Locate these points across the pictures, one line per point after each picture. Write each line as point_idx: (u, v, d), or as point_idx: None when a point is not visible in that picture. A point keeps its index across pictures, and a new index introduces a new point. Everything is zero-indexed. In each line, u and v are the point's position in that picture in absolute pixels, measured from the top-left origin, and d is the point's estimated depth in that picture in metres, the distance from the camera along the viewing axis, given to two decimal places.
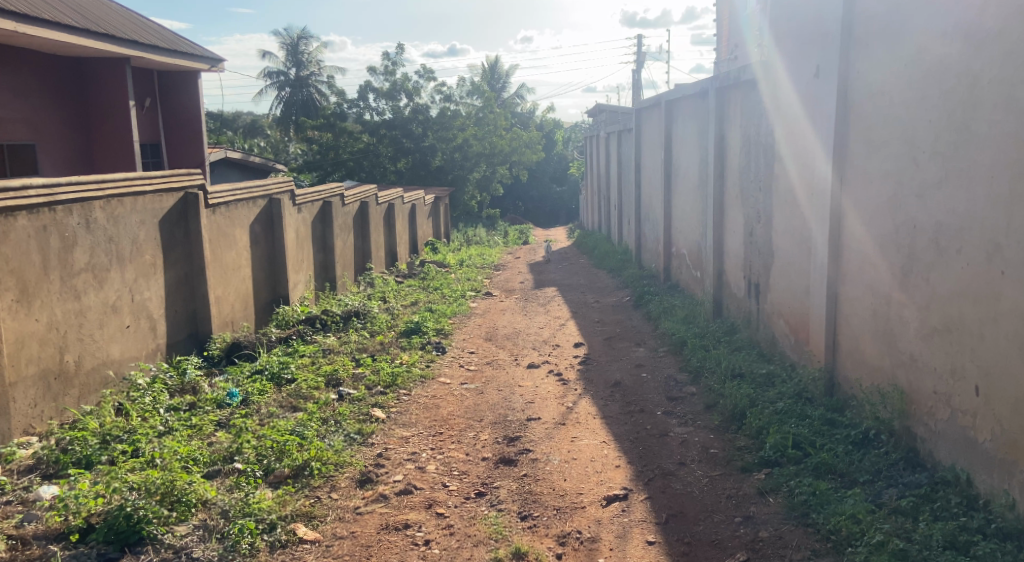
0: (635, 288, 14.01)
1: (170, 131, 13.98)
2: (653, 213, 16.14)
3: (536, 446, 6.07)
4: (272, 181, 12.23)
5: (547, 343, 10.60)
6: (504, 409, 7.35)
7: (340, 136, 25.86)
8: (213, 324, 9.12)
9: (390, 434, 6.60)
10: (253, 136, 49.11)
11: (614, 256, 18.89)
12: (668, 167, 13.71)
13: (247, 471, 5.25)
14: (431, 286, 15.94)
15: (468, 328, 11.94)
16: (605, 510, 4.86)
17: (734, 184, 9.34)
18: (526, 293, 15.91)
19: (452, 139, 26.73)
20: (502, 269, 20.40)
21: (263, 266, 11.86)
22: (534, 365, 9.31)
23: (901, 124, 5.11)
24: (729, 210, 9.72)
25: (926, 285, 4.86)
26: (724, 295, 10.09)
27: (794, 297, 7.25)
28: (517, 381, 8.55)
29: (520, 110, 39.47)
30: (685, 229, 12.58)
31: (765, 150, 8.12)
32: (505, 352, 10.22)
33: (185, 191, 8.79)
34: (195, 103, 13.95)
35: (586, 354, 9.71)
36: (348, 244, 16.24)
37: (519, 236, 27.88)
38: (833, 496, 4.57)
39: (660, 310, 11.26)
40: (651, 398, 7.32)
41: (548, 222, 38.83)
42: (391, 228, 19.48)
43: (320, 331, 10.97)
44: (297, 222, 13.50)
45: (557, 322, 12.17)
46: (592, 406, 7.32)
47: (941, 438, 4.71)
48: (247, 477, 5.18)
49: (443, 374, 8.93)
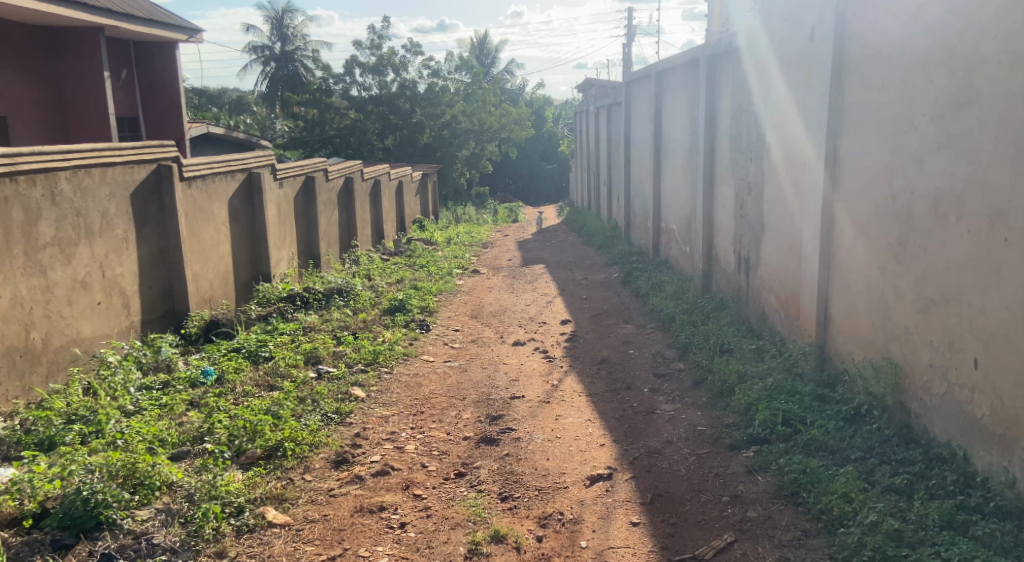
0: (624, 265, 13.80)
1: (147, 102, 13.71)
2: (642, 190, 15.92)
3: (520, 425, 5.87)
4: (250, 155, 12.11)
5: (533, 321, 10.39)
6: (488, 387, 7.16)
7: (326, 112, 25.33)
8: (190, 301, 8.91)
9: (368, 414, 6.41)
10: (239, 114, 48.70)
11: (603, 234, 18.69)
12: (658, 142, 13.50)
13: (216, 452, 5.06)
14: (418, 264, 15.70)
15: (453, 305, 11.73)
16: (588, 490, 4.68)
17: (725, 157, 9.10)
18: (514, 270, 15.68)
19: (440, 116, 26.39)
20: (491, 247, 20.16)
21: (241, 241, 11.68)
22: (519, 343, 9.12)
23: (901, 85, 4.90)
24: (719, 183, 9.49)
25: (924, 255, 4.67)
26: (714, 272, 9.88)
27: (784, 271, 7.05)
28: (502, 359, 8.38)
29: (509, 87, 39.11)
30: (674, 203, 12.36)
31: (757, 119, 7.89)
32: (490, 330, 10.03)
33: (157, 163, 8.58)
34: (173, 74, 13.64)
35: (572, 331, 9.54)
36: (333, 222, 15.98)
37: (509, 214, 27.64)
38: (824, 474, 4.39)
39: (650, 287, 11.07)
40: (638, 376, 7.19)
41: (538, 200, 38.57)
42: (377, 205, 19.22)
43: (301, 308, 10.75)
44: (277, 198, 13.26)
45: (544, 299, 12.00)
46: (578, 383, 7.17)
47: (937, 413, 4.54)
48: (216, 458, 4.98)
49: (426, 352, 8.73)
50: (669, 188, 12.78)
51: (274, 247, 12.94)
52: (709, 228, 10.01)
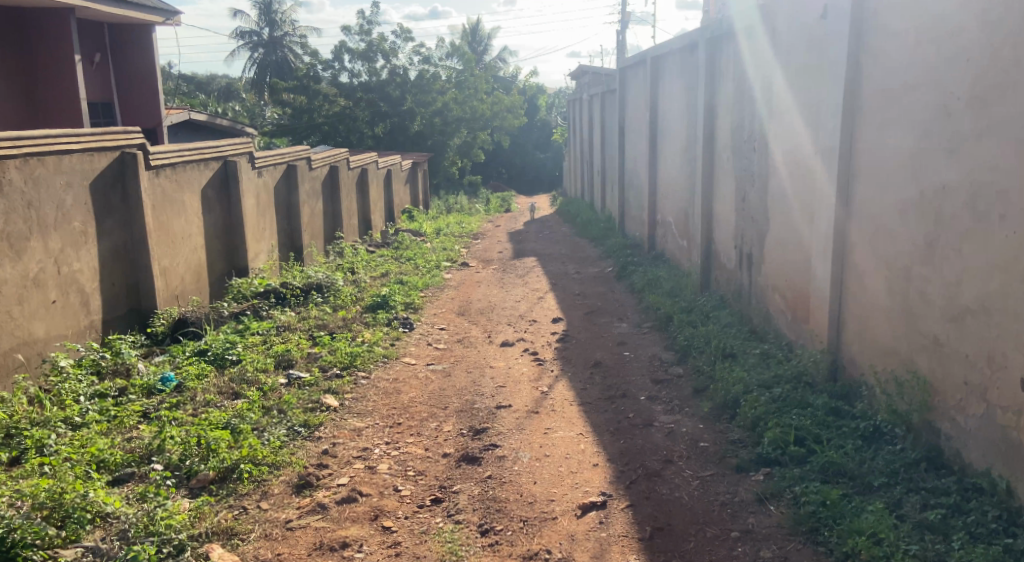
0: (619, 259, 13.27)
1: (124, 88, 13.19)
2: (637, 180, 15.37)
3: (504, 441, 5.33)
4: (227, 144, 11.62)
5: (523, 318, 9.87)
6: (472, 395, 6.63)
7: (314, 99, 24.82)
8: (158, 298, 8.37)
9: (341, 427, 5.89)
10: (228, 101, 47.89)
11: (597, 225, 18.15)
12: (654, 130, 12.95)
13: (158, 479, 4.60)
14: (404, 256, 15.15)
15: (440, 301, 11.19)
16: (579, 521, 4.17)
17: (726, 146, 8.56)
18: (505, 263, 15.15)
19: (431, 104, 25.74)
20: (482, 238, 19.63)
21: (215, 233, 11.20)
22: (507, 343, 8.59)
23: (930, 66, 4.37)
24: (719, 174, 8.96)
25: (957, 257, 4.16)
26: (714, 268, 9.36)
27: (790, 270, 6.54)
28: (489, 361, 7.84)
29: (501, 75, 38.47)
30: (671, 195, 11.82)
31: (761, 106, 7.35)
32: (478, 329, 9.50)
33: (122, 151, 8.04)
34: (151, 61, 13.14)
35: (564, 330, 9.02)
36: (317, 212, 15.42)
37: (501, 204, 27.06)
38: (848, 508, 3.88)
39: (645, 282, 10.55)
40: (634, 383, 6.69)
41: (531, 190, 38.01)
42: (364, 194, 18.64)
43: (277, 305, 10.21)
44: (256, 187, 12.70)
45: (535, 295, 11.47)
46: (569, 390, 6.65)
47: (973, 437, 4.03)
48: (157, 485, 4.53)
49: (408, 354, 8.20)
50: (665, 178, 12.23)
51: (252, 239, 12.38)
52: (708, 221, 9.47)
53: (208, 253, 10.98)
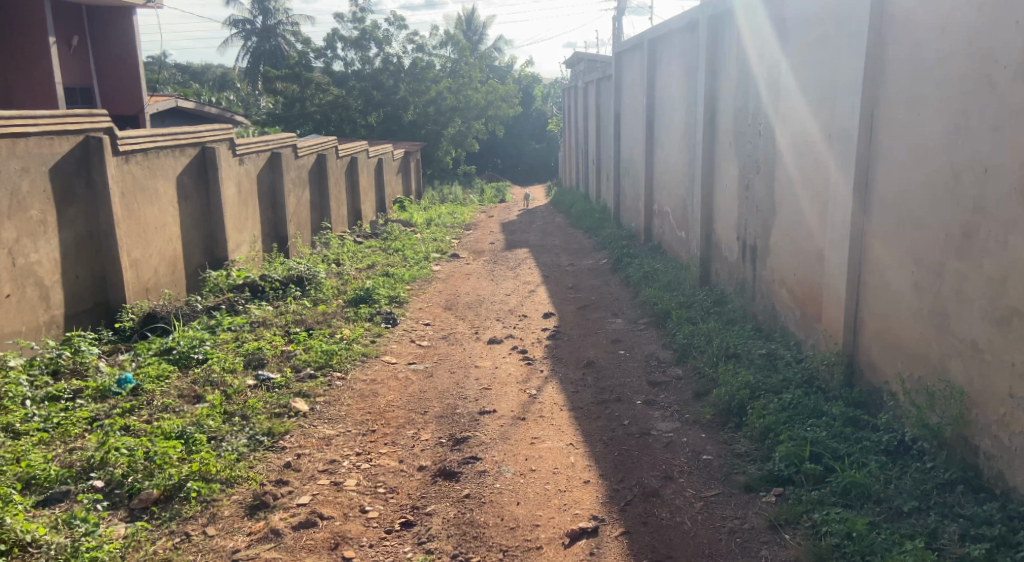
0: (614, 251, 12.74)
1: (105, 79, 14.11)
2: (633, 169, 14.84)
3: (485, 452, 4.82)
4: (205, 129, 11.09)
5: (512, 313, 9.36)
6: (453, 398, 6.11)
7: (306, 88, 24.30)
8: (126, 291, 7.84)
9: (309, 435, 5.37)
10: (223, 91, 47.24)
11: (592, 215, 17.60)
12: (651, 116, 12.39)
13: (88, 502, 4.07)
14: (392, 248, 14.61)
15: (426, 295, 10.67)
16: (567, 552, 3.69)
17: (728, 131, 8.02)
18: (496, 255, 14.62)
19: (425, 92, 25.11)
20: (474, 229, 19.09)
21: (193, 223, 10.69)
22: (494, 340, 8.08)
23: (971, 33, 3.86)
24: (719, 161, 8.42)
25: (1003, 251, 3.67)
26: (714, 261, 8.84)
27: (798, 264, 6.02)
28: (474, 361, 7.32)
29: (497, 63, 37.86)
30: (669, 183, 11.29)
31: (766, 85, 6.81)
32: (465, 325, 8.99)
33: (86, 134, 7.55)
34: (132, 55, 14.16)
35: (555, 327, 8.51)
36: (303, 201, 14.87)
37: (496, 194, 26.49)
38: (878, 542, 3.41)
39: (642, 275, 10.04)
40: (630, 385, 6.19)
41: (526, 181, 37.43)
42: (354, 184, 18.09)
43: (254, 299, 9.67)
44: (237, 175, 12.17)
45: (526, 288, 10.95)
46: (560, 393, 6.15)
47: (1020, 457, 3.54)
48: (88, 510, 4.02)
49: (388, 352, 7.68)
50: (663, 167, 11.69)
51: (233, 229, 11.86)
52: (707, 211, 8.93)
53: (185, 244, 10.46)
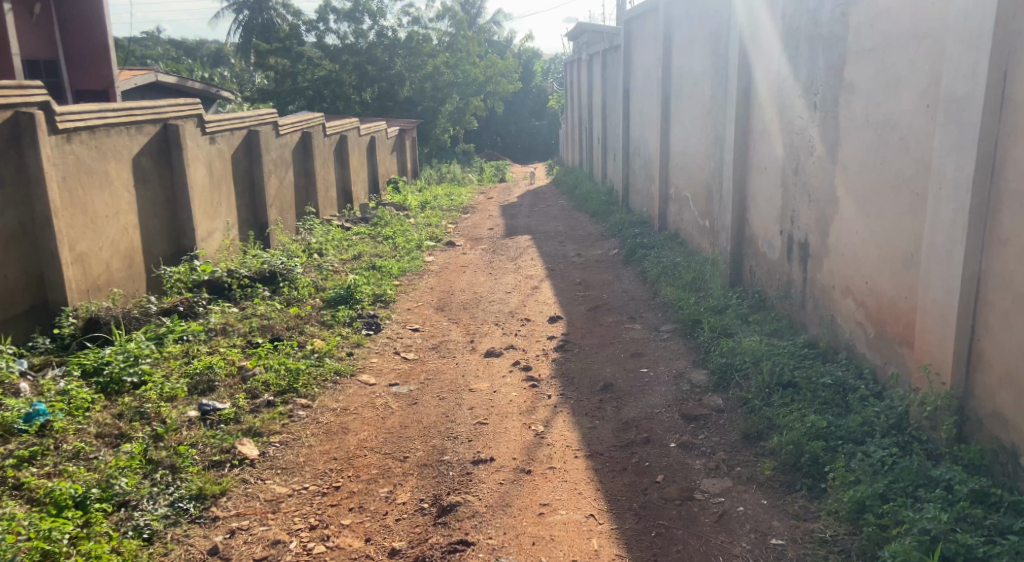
0: (625, 241, 11.53)
1: (69, 49, 12.84)
2: (644, 148, 13.61)
3: (482, 535, 3.73)
4: (167, 104, 9.75)
5: (513, 316, 8.17)
6: (440, 437, 4.94)
7: (298, 62, 23.04)
8: (67, 292, 6.66)
9: (253, 497, 4.25)
10: (218, 67, 45.92)
11: (598, 198, 16.37)
12: (667, 89, 11.12)
13: None
14: (382, 235, 13.39)
15: (417, 292, 9.48)
16: None
17: (770, 103, 6.74)
18: (495, 243, 13.41)
19: (421, 68, 23.72)
20: (471, 212, 17.86)
21: (155, 210, 9.39)
22: (493, 353, 6.89)
23: None
24: (755, 137, 7.15)
25: None
26: (747, 256, 7.59)
27: (871, 269, 4.80)
28: (468, 381, 6.12)
29: (496, 38, 36.42)
30: (689, 163, 10.03)
31: (823, 44, 5.52)
32: (459, 331, 7.81)
33: (14, 110, 6.31)
34: (101, 25, 12.91)
35: (564, 334, 7.34)
36: (286, 183, 13.62)
37: (494, 174, 25.22)
38: None
39: (660, 271, 8.84)
40: (661, 420, 5.01)
41: (526, 159, 36.10)
42: (343, 164, 16.80)
43: (219, 301, 8.50)
44: (208, 157, 10.90)
45: (528, 283, 9.76)
46: (572, 430, 4.97)
47: None
48: None
49: (366, 370, 6.50)
50: (681, 146, 10.45)
51: (203, 217, 10.62)
52: (739, 196, 7.66)
53: (146, 234, 9.21)
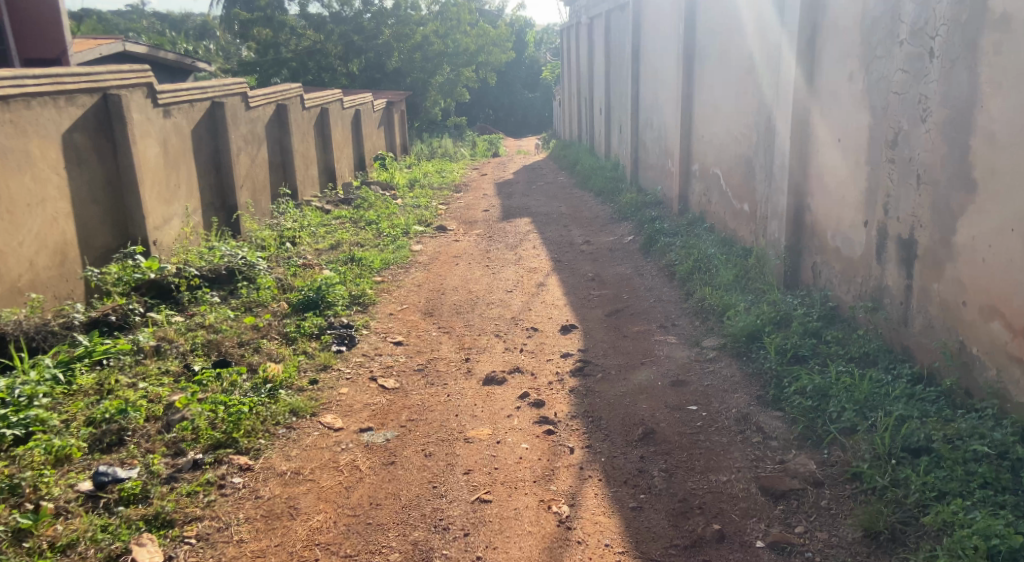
0: (641, 227, 10.04)
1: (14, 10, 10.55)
2: (657, 119, 12.11)
3: None
4: (112, 74, 7.44)
5: (517, 324, 6.72)
6: (421, 519, 3.64)
7: (280, 32, 21.22)
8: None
9: None
10: (204, 39, 43.86)
11: (602, 175, 14.92)
12: (689, 50, 9.61)
13: None
14: (364, 219, 11.87)
15: (403, 291, 8.01)
16: None
17: (847, 57, 5.30)
18: (491, 227, 11.91)
19: (409, 37, 21.92)
20: (464, 191, 16.33)
21: (97, 195, 7.16)
22: (494, 379, 5.45)
23: None
24: (822, 102, 5.71)
25: None
26: (801, 252, 6.18)
27: None
28: (461, 423, 4.71)
29: (488, 7, 34.66)
30: (720, 137, 8.57)
31: None
32: (451, 345, 6.34)
33: None
34: None
35: (583, 351, 5.89)
36: (258, 161, 12.04)
37: (488, 148, 23.66)
38: None
39: (690, 266, 7.38)
40: (735, 500, 3.60)
41: (520, 133, 34.50)
42: (324, 140, 15.18)
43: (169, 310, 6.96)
44: (164, 133, 9.26)
45: (533, 279, 8.30)
46: (609, 512, 3.63)
47: None
48: None
49: (332, 408, 5.05)
50: (710, 116, 8.97)
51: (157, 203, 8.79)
52: (786, 177, 6.21)
53: (84, 227, 7.01)
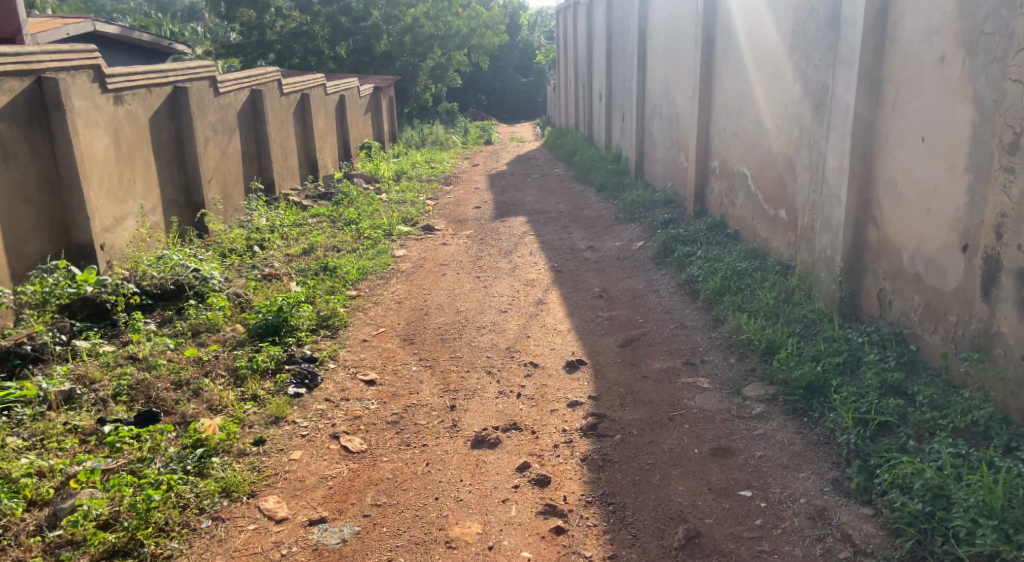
0: (651, 230, 8.91)
1: None
2: (667, 107, 10.97)
3: None
4: (48, 54, 5.87)
5: (512, 357, 5.59)
6: None
7: (265, 14, 19.81)
8: None
9: None
10: (192, 20, 42.15)
11: (603, 167, 13.79)
12: (708, 30, 8.45)
13: None
14: (343, 217, 10.72)
15: (380, 310, 6.87)
16: None
17: (942, 37, 4.14)
18: (484, 227, 10.77)
19: (399, 18, 20.68)
20: (455, 183, 15.19)
21: (32, 194, 5.69)
22: (484, 440, 4.32)
23: None
24: (897, 94, 4.55)
25: None
26: (860, 276, 5.04)
27: None
28: (443, 512, 3.64)
29: None
30: (748, 130, 7.42)
31: None
32: (433, 385, 5.21)
33: None
34: None
35: (595, 399, 4.77)
36: (229, 154, 10.83)
37: (480, 136, 22.48)
38: None
39: (718, 283, 6.25)
40: None
41: (513, 119, 33.32)
42: (303, 129, 13.95)
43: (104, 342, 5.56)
44: None
45: (531, 294, 7.17)
46: None
47: None
48: None
49: (279, 483, 3.96)
50: (734, 106, 7.81)
51: (109, 200, 7.05)
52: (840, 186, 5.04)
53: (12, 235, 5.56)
